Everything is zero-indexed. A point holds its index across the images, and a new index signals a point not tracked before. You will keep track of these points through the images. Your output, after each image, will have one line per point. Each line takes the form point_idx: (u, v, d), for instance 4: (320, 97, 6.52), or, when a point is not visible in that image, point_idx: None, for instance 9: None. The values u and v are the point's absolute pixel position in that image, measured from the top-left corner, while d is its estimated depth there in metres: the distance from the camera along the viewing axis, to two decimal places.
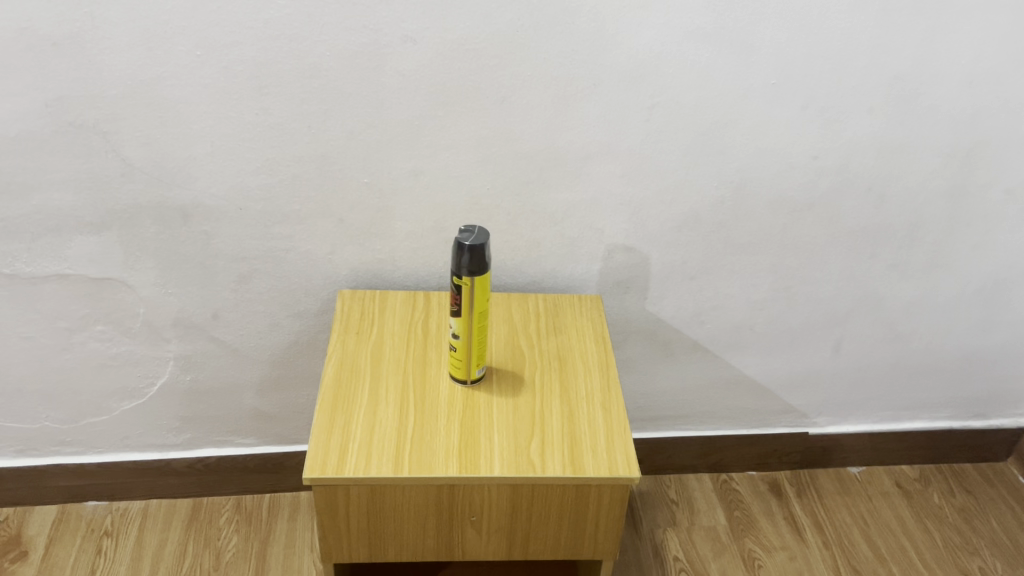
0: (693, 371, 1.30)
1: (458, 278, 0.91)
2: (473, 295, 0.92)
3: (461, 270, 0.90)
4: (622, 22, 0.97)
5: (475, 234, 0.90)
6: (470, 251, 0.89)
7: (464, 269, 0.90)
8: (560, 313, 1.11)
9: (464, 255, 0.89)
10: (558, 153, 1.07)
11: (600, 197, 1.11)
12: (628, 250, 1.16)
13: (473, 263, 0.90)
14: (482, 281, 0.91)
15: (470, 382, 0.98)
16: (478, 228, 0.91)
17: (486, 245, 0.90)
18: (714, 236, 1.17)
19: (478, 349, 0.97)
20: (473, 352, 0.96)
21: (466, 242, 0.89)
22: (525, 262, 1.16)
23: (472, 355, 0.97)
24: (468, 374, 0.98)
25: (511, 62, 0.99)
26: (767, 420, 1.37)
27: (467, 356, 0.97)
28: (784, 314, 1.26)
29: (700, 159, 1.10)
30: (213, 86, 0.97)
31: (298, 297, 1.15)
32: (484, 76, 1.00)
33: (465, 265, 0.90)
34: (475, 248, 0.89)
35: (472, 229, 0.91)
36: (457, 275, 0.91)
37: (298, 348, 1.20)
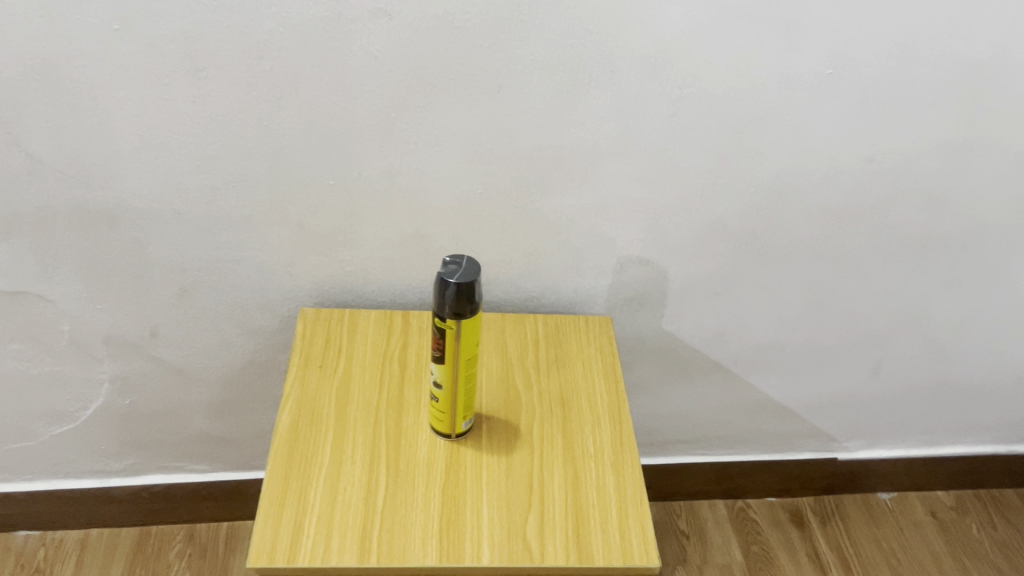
0: (711, 392, 1.14)
1: (442, 321, 0.74)
2: (460, 341, 0.75)
3: (445, 312, 0.73)
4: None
5: (462, 267, 0.73)
6: (456, 290, 0.71)
7: (448, 312, 0.73)
8: (562, 339, 0.94)
9: (449, 296, 0.72)
10: (564, 152, 0.88)
11: (614, 203, 0.93)
12: (643, 262, 0.99)
13: (459, 304, 0.72)
14: (472, 323, 0.74)
15: (454, 437, 0.82)
16: (466, 258, 0.74)
17: (476, 281, 0.72)
18: (745, 248, 0.99)
19: (465, 400, 0.80)
20: (459, 404, 0.80)
21: (452, 279, 0.71)
22: (522, 276, 0.98)
23: (458, 408, 0.80)
24: (452, 429, 0.81)
25: (508, 43, 0.80)
26: (789, 443, 1.22)
27: (452, 409, 0.80)
28: (819, 333, 1.09)
29: (733, 159, 0.91)
30: (138, 67, 0.78)
31: (252, 312, 0.97)
32: (475, 60, 0.80)
33: (450, 307, 0.72)
34: (462, 286, 0.71)
35: (458, 259, 0.74)
36: (439, 316, 0.74)
37: (254, 368, 1.03)
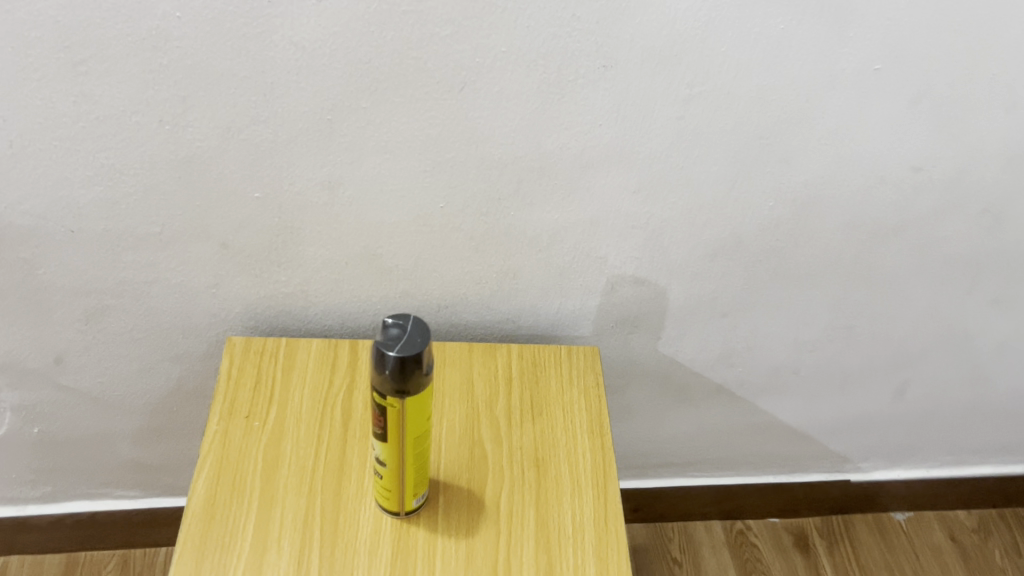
0: (713, 416, 1.00)
1: (382, 398, 0.59)
2: (406, 419, 0.60)
3: (386, 388, 0.58)
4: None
5: (407, 332, 0.57)
6: (400, 364, 0.56)
7: (390, 388, 0.58)
8: (539, 376, 0.79)
9: (390, 370, 0.57)
10: (544, 160, 0.72)
11: (605, 217, 0.77)
12: (639, 282, 0.83)
13: (404, 380, 0.57)
14: (419, 399, 0.59)
15: (403, 514, 0.68)
16: (413, 319, 0.58)
17: (423, 350, 0.57)
18: (761, 266, 0.83)
19: (415, 477, 0.66)
20: (408, 482, 0.66)
21: (394, 349, 0.56)
22: (495, 298, 0.82)
23: (406, 486, 0.66)
24: (401, 507, 0.67)
25: (473, 32, 0.63)
26: (798, 465, 1.08)
27: (400, 486, 0.66)
28: (841, 356, 0.94)
29: (752, 169, 0.75)
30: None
31: (175, 338, 0.82)
32: (432, 52, 0.63)
33: (392, 382, 0.57)
34: (406, 359, 0.56)
35: (402, 321, 0.58)
36: (379, 392, 0.59)
37: (182, 395, 0.88)
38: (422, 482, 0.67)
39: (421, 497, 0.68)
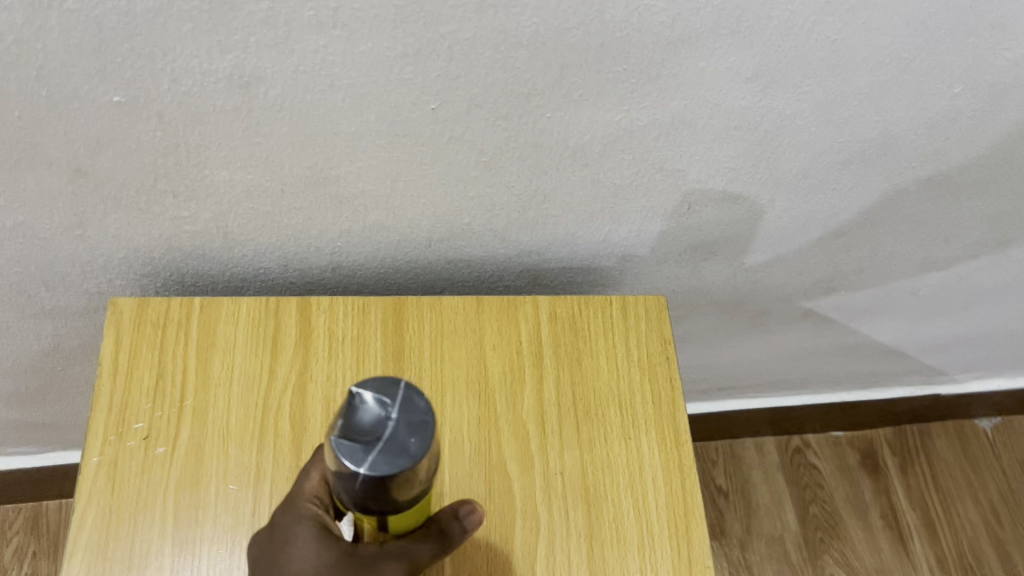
0: (789, 339, 0.76)
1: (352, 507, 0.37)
2: (392, 527, 0.39)
3: (352, 504, 0.36)
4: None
5: (390, 426, 0.34)
6: (374, 485, 0.34)
7: (359, 504, 0.36)
8: (582, 352, 0.54)
9: (357, 489, 0.35)
10: (609, 35, 0.42)
11: (693, 117, 0.48)
12: (727, 200, 0.56)
13: (381, 500, 0.35)
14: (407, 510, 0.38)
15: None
16: (402, 396, 0.34)
17: (406, 464, 0.34)
18: (910, 173, 0.56)
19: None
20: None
21: (362, 466, 0.33)
22: (514, 226, 0.55)
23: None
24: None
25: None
26: (879, 378, 0.87)
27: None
28: (978, 271, 0.69)
29: (944, 41, 0.45)
30: None
31: (36, 293, 0.55)
32: None
33: (361, 500, 0.36)
34: (383, 480, 0.34)
35: (383, 397, 0.34)
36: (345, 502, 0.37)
37: (67, 355, 0.62)
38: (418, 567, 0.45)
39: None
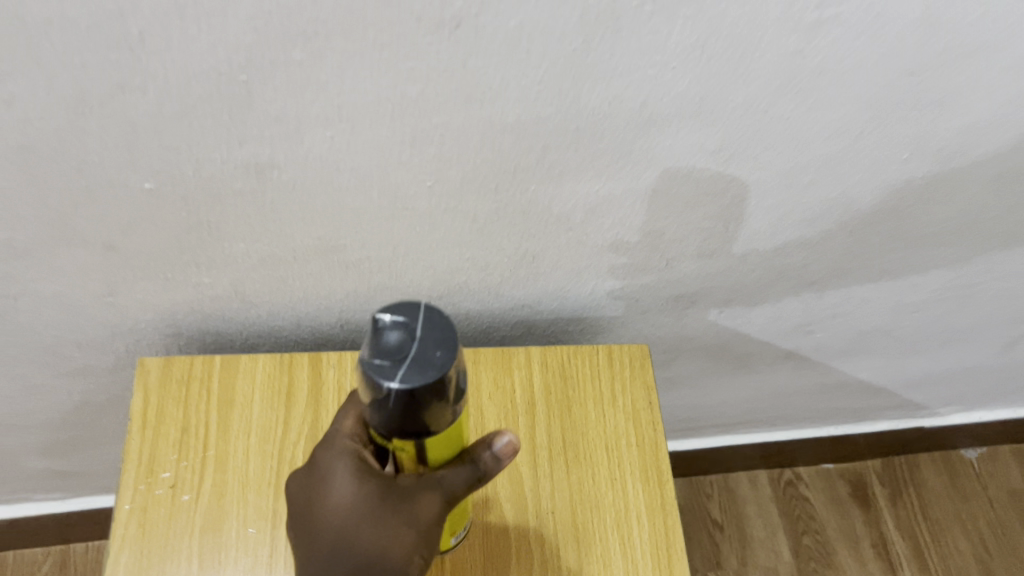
0: (773, 379, 0.80)
1: (385, 437, 0.40)
2: (428, 457, 0.41)
3: (387, 431, 0.39)
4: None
5: (416, 342, 0.36)
6: (408, 401, 0.36)
7: (393, 431, 0.39)
8: (571, 399, 0.59)
9: (391, 410, 0.37)
10: (583, 120, 0.47)
11: (666, 185, 0.53)
12: (703, 256, 0.61)
13: (417, 420, 0.38)
14: (442, 438, 0.40)
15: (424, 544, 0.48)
16: (423, 314, 0.37)
17: (437, 373, 0.36)
18: (873, 228, 0.60)
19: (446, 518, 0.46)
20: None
21: (395, 381, 0.36)
22: (507, 283, 0.60)
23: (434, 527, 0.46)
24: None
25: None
26: (864, 413, 0.91)
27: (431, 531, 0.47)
28: (948, 314, 0.73)
29: (891, 116, 0.50)
30: None
31: (70, 354, 0.60)
32: None
33: (396, 425, 0.38)
34: (416, 394, 0.36)
35: (404, 318, 0.37)
36: (379, 431, 0.40)
37: (95, 409, 0.67)
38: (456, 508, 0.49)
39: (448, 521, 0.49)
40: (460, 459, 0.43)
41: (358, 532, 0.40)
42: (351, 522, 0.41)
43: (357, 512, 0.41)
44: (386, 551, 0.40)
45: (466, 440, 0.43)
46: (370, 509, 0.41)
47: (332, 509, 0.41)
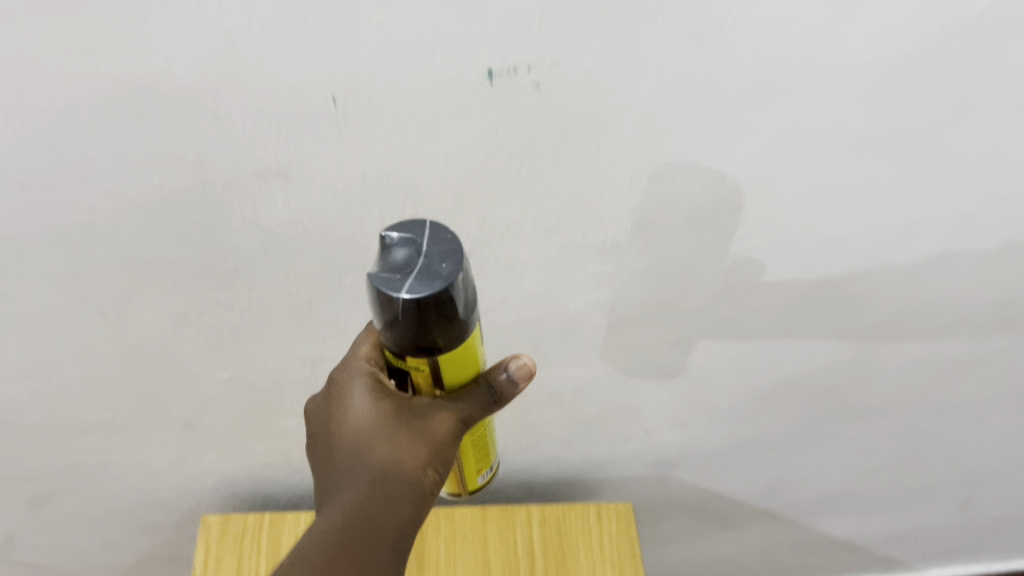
0: (755, 536, 0.90)
1: (398, 356, 0.38)
2: (444, 378, 0.40)
3: (402, 351, 0.38)
4: (711, 105, 0.46)
5: (423, 257, 0.35)
6: (414, 312, 0.34)
7: (406, 347, 0.37)
8: (565, 553, 0.69)
9: (398, 323, 0.35)
10: (568, 321, 0.60)
11: (640, 371, 0.66)
12: (677, 428, 0.72)
13: (426, 335, 0.36)
14: (457, 355, 0.39)
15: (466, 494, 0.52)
16: (429, 229, 0.36)
17: (449, 290, 0.35)
18: (818, 403, 0.72)
19: (475, 458, 0.48)
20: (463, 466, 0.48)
21: (401, 291, 0.34)
22: (511, 450, 0.72)
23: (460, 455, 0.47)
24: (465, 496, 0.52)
25: (479, 202, 0.50)
26: (845, 568, 1.00)
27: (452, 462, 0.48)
28: (901, 478, 0.83)
29: (815, 316, 0.63)
30: None
31: (143, 511, 0.72)
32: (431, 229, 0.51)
33: (406, 343, 0.37)
34: (422, 305, 0.34)
35: (413, 237, 0.36)
36: (392, 350, 0.38)
37: (158, 557, 0.78)
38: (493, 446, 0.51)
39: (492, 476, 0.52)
40: (474, 383, 0.42)
41: (375, 447, 0.40)
42: (368, 437, 0.40)
43: (373, 422, 0.40)
44: (399, 480, 0.40)
45: (481, 364, 0.42)
46: (386, 429, 0.40)
47: (352, 423, 0.41)
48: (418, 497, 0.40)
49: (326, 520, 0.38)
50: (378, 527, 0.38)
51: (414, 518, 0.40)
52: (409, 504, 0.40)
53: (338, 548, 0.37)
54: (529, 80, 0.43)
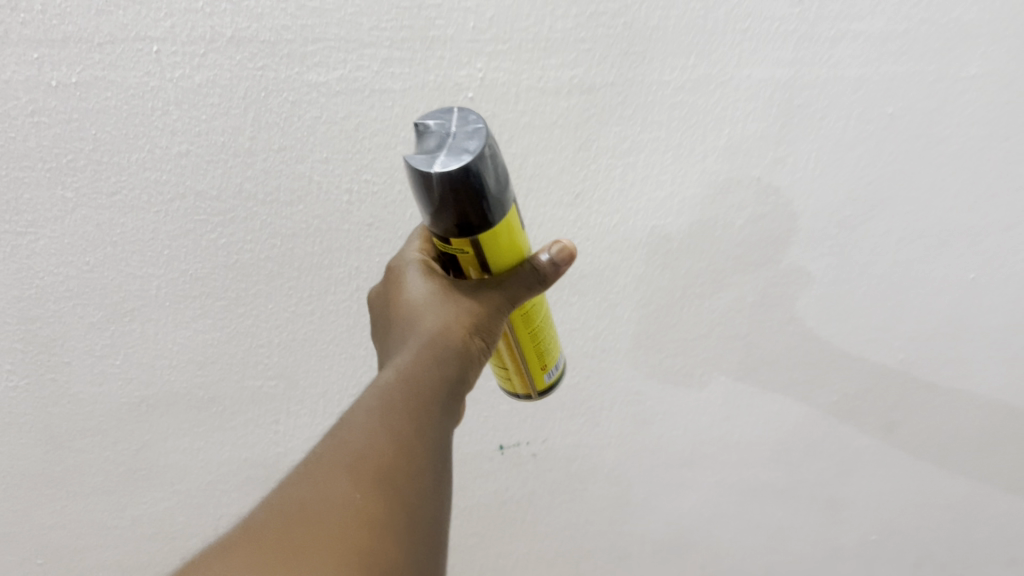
0: None
1: (442, 239, 0.38)
2: (488, 263, 0.40)
3: (445, 232, 0.37)
4: (661, 458, 0.68)
5: (452, 138, 0.35)
6: (446, 190, 0.34)
7: (448, 228, 0.37)
8: None
9: (435, 212, 0.36)
10: None
11: None
12: None
13: (461, 211, 0.35)
14: (495, 238, 0.38)
15: (538, 396, 0.49)
16: (458, 114, 0.36)
17: (478, 163, 0.34)
18: None
19: (537, 348, 0.47)
20: (528, 353, 0.47)
21: (432, 167, 0.33)
22: None
23: (519, 336, 0.45)
24: (540, 395, 0.49)
25: (511, 542, 0.73)
26: None
27: (514, 355, 0.47)
28: None
29: None
30: None
31: None
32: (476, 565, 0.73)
33: (446, 228, 0.37)
34: (453, 185, 0.34)
35: (446, 121, 0.36)
36: (437, 235, 0.38)
37: None
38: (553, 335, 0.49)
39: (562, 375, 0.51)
40: (518, 266, 0.41)
41: (424, 319, 0.42)
42: (419, 313, 0.42)
43: (426, 299, 0.43)
44: (443, 332, 0.41)
45: (523, 249, 0.41)
46: (436, 297, 0.42)
47: (406, 304, 0.43)
48: (461, 357, 0.41)
49: (385, 376, 0.40)
50: (427, 383, 0.40)
51: (456, 391, 0.41)
52: (450, 373, 0.41)
53: (402, 388, 0.39)
54: (529, 450, 0.67)
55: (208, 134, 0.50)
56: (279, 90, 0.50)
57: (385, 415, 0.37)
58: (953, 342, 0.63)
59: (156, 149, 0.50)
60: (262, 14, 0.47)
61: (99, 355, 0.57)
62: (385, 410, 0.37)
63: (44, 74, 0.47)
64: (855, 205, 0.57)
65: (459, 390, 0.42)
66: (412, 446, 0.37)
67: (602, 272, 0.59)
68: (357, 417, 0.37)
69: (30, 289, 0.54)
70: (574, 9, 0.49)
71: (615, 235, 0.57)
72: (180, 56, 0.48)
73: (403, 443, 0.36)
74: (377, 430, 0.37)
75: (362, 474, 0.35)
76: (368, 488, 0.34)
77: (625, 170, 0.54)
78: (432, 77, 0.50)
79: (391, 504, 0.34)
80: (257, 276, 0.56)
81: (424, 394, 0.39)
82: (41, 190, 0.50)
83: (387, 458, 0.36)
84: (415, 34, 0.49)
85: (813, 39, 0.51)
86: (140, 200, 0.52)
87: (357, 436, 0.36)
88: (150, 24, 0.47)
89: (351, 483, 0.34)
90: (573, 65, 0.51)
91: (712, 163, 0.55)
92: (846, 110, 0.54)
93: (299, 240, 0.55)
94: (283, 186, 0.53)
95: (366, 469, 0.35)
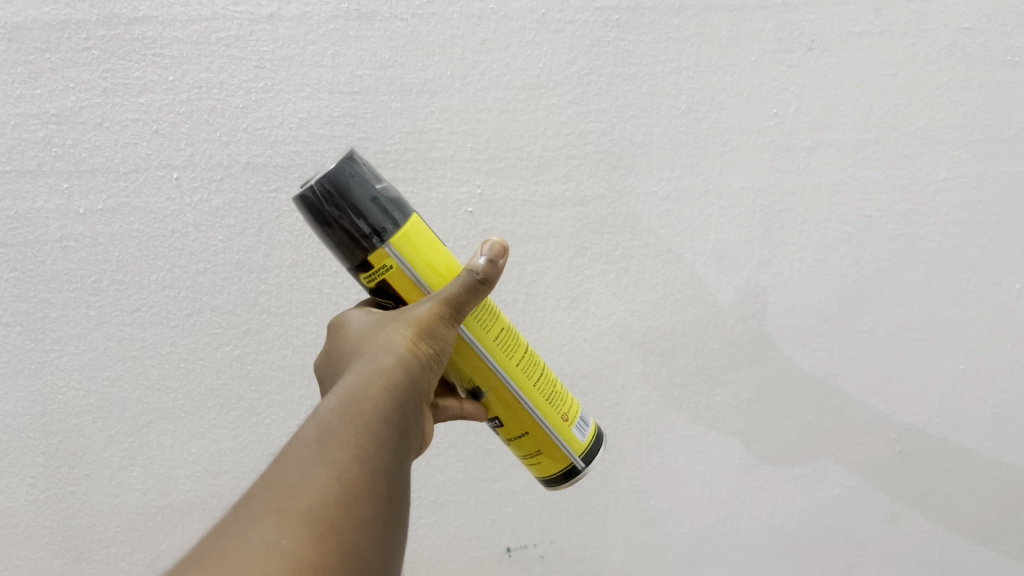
0: None
1: (366, 271, 0.38)
2: (416, 275, 0.38)
3: (359, 256, 0.37)
4: (670, 555, 0.66)
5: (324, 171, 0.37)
6: (324, 198, 0.36)
7: (356, 249, 0.37)
8: None
9: (338, 240, 0.36)
10: None
11: None
12: None
13: (351, 217, 0.36)
14: (406, 242, 0.37)
15: (579, 465, 0.44)
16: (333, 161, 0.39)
17: (340, 166, 0.36)
18: None
19: (537, 390, 0.42)
20: (529, 399, 0.42)
21: (304, 188, 0.36)
22: None
23: (511, 380, 0.41)
24: (571, 456, 0.44)
25: None
26: None
27: (528, 420, 0.42)
28: None
29: None
30: None
31: None
32: None
33: (357, 254, 0.37)
34: (333, 194, 0.35)
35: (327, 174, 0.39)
36: (358, 268, 0.38)
37: None
38: (561, 387, 0.44)
39: (592, 432, 0.46)
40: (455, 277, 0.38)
41: (371, 345, 0.39)
42: (366, 342, 0.39)
43: (373, 329, 0.40)
44: (388, 352, 0.37)
45: (451, 263, 0.40)
46: (382, 323, 0.40)
47: (354, 339, 0.40)
48: (409, 375, 0.37)
49: (324, 403, 0.35)
50: (371, 403, 0.35)
51: (408, 414, 0.37)
52: (398, 392, 0.36)
53: (343, 410, 0.35)
54: (536, 551, 0.64)
55: (224, 253, 0.53)
56: (291, 211, 0.53)
57: (322, 443, 0.33)
58: (948, 434, 0.64)
59: (175, 268, 0.53)
60: (276, 142, 0.52)
61: (116, 466, 0.57)
62: (322, 434, 0.33)
63: (74, 203, 0.51)
64: (842, 302, 0.60)
65: (414, 409, 0.37)
66: (351, 474, 0.32)
67: (601, 371, 0.60)
68: (291, 451, 0.33)
69: (52, 405, 0.55)
70: (564, 130, 0.54)
71: (611, 336, 0.59)
72: (199, 181, 0.52)
73: (342, 473, 0.32)
74: (311, 461, 0.32)
75: (288, 512, 0.30)
76: (295, 528, 0.30)
77: (619, 274, 0.57)
78: (434, 195, 0.54)
79: (324, 544, 0.30)
80: (269, 387, 0.57)
81: (368, 412, 0.35)
82: (66, 310, 0.53)
83: (320, 490, 0.31)
84: (417, 156, 0.53)
85: (789, 147, 0.55)
86: (159, 316, 0.54)
87: (289, 469, 0.32)
88: (172, 154, 0.51)
89: (276, 527, 0.30)
90: (565, 179, 0.55)
91: (701, 265, 0.58)
92: (826, 213, 0.57)
93: (311, 351, 0.56)
94: (294, 299, 0.55)
95: (296, 505, 0.30)
